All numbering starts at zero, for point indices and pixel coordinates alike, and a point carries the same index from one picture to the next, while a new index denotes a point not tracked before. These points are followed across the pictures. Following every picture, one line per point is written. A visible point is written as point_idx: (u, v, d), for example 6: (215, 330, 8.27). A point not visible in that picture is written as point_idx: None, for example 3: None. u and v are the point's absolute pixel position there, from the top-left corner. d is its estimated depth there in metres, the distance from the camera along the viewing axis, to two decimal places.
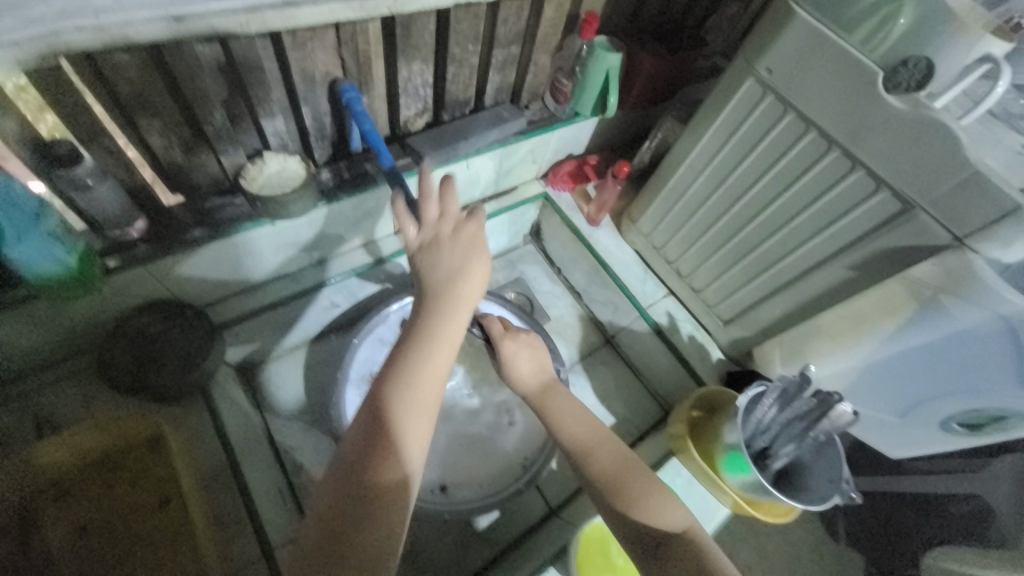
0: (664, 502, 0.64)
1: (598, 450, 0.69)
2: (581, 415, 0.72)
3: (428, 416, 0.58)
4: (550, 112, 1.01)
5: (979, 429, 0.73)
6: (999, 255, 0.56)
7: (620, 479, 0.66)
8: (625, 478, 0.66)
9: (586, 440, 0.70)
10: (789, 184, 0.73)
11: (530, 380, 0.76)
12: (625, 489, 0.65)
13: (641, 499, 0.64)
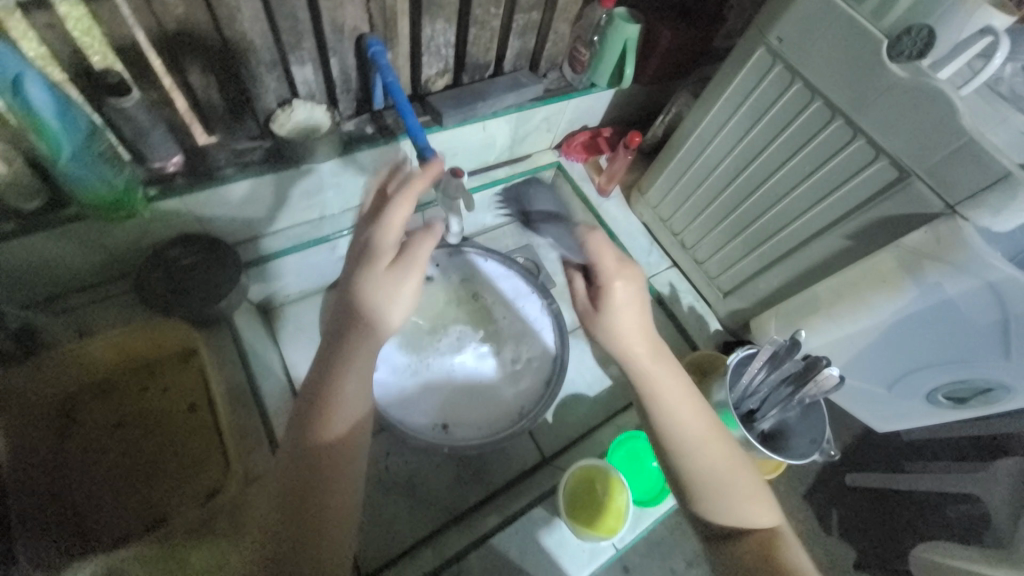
0: (751, 504, 0.63)
1: (708, 442, 0.64)
2: (688, 401, 0.67)
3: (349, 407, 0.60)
4: (567, 82, 1.04)
5: (964, 402, 0.77)
6: (989, 223, 0.58)
7: (718, 473, 0.63)
8: (725, 474, 0.64)
9: (689, 433, 0.65)
10: (793, 154, 0.75)
11: (639, 348, 0.67)
12: (719, 485, 0.63)
13: (727, 496, 0.62)
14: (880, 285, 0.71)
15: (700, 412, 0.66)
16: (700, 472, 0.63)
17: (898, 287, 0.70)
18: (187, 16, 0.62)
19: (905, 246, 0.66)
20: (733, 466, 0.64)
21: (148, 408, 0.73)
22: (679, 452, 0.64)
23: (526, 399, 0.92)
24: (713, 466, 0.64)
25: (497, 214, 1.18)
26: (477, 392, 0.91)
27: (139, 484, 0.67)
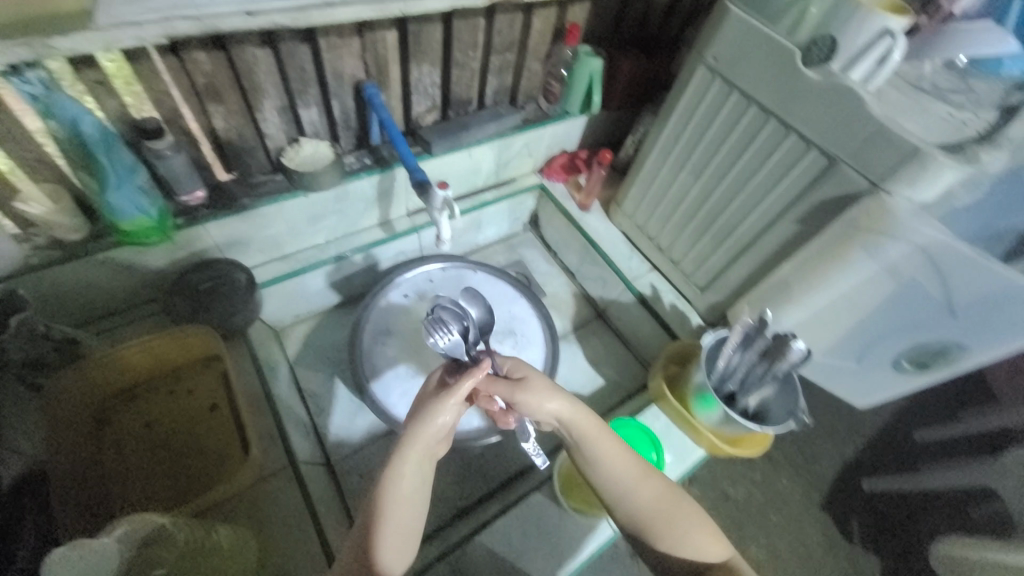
0: (701, 538, 0.64)
1: (640, 486, 0.66)
2: (619, 452, 0.67)
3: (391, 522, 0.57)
4: (543, 112, 1.18)
5: (925, 365, 0.85)
6: (910, 194, 0.67)
7: (658, 520, 0.65)
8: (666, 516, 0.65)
9: (629, 488, 0.66)
10: (741, 153, 0.85)
11: (559, 415, 0.67)
12: (662, 529, 0.64)
13: (680, 538, 0.64)
14: (831, 259, 0.79)
15: (636, 464, 0.67)
16: (639, 516, 0.65)
17: (848, 260, 0.77)
18: (214, 71, 0.75)
19: (850, 221, 0.74)
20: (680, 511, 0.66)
21: (175, 410, 0.81)
22: (622, 501, 0.66)
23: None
24: (657, 516, 0.65)
25: (488, 233, 1.29)
26: None
27: (169, 479, 0.74)
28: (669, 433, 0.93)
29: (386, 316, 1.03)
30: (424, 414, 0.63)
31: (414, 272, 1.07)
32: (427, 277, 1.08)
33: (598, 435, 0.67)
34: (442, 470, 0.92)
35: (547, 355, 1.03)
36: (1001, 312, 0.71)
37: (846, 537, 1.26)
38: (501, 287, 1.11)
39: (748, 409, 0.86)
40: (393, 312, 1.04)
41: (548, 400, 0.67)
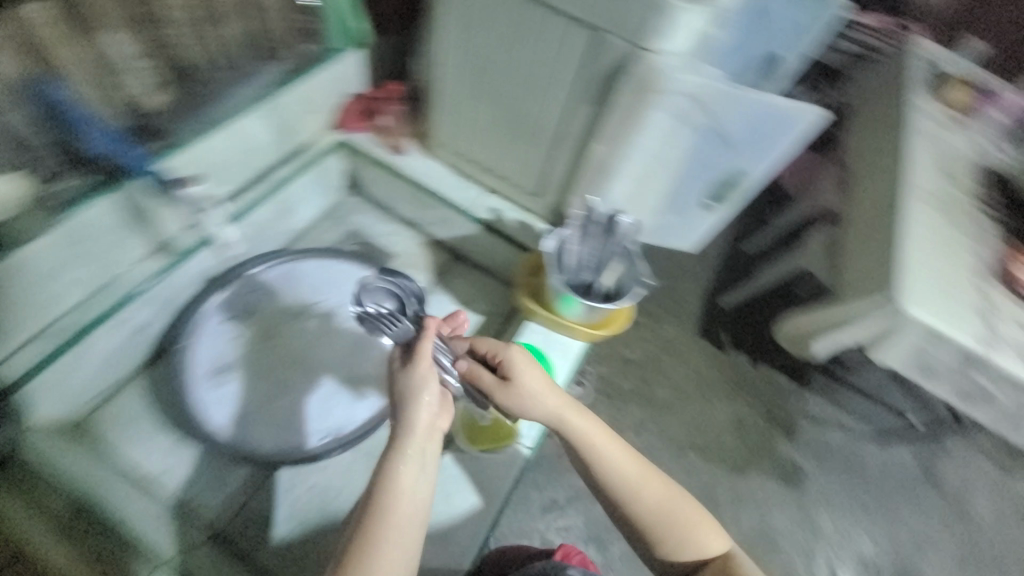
0: (701, 530, 0.74)
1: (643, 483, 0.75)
2: (620, 447, 0.77)
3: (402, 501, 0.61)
4: (307, 56, 1.01)
5: (722, 195, 0.95)
6: (671, 47, 0.69)
7: (660, 514, 0.74)
8: (669, 516, 0.74)
9: (631, 481, 0.75)
10: (520, 47, 0.81)
11: (555, 406, 0.76)
12: (664, 523, 0.73)
13: (683, 530, 0.73)
14: (629, 128, 0.81)
15: (639, 460, 0.77)
16: (642, 510, 0.74)
17: (642, 124, 0.80)
18: None
19: (632, 90, 0.75)
20: (678, 501, 0.75)
21: None
22: (631, 498, 0.74)
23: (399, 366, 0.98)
24: (658, 508, 0.74)
25: (305, 212, 1.13)
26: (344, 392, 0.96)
27: None
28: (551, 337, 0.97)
29: (216, 348, 0.95)
30: (410, 390, 0.68)
31: (224, 297, 0.96)
32: (249, 289, 0.98)
33: (593, 423, 0.77)
34: None
35: None
36: (759, 129, 0.82)
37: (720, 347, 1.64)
38: (340, 270, 1.04)
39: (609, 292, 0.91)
40: (220, 341, 0.96)
41: (538, 386, 0.76)
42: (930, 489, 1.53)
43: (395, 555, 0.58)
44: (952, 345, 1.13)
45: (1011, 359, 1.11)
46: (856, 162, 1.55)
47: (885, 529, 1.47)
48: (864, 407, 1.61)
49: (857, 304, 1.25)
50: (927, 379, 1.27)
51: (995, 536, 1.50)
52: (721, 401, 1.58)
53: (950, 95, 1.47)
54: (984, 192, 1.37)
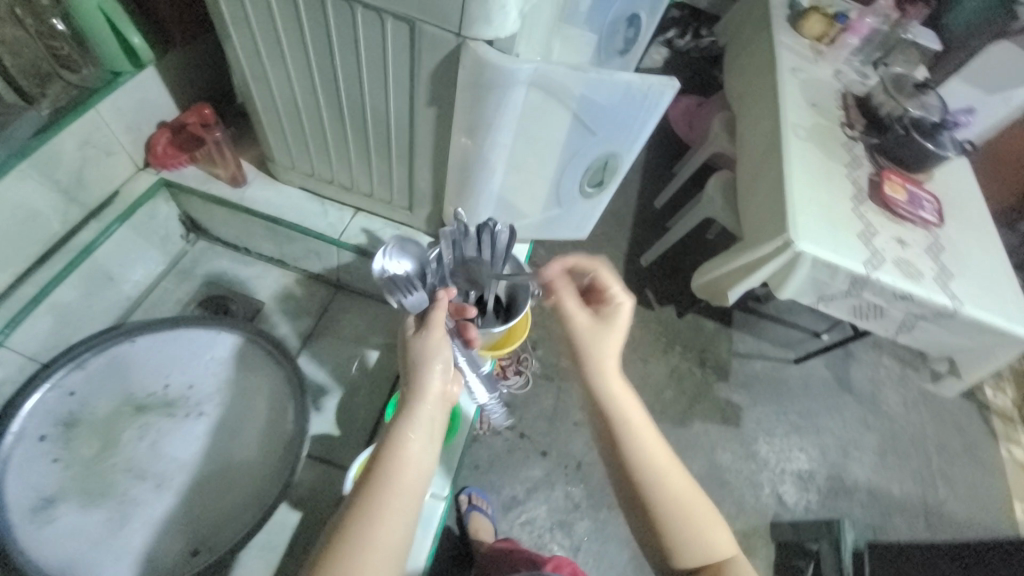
0: (714, 534, 0.56)
1: (669, 470, 0.58)
2: (646, 421, 0.61)
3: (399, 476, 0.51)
4: (77, 86, 0.81)
5: (602, 182, 0.85)
6: (494, 31, 0.58)
7: (673, 507, 0.56)
8: (686, 506, 0.56)
9: (649, 463, 0.58)
10: (332, 48, 0.67)
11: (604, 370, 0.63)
12: (676, 516, 0.56)
13: (695, 528, 0.56)
14: (471, 129, 0.69)
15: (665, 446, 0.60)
16: (652, 495, 0.57)
17: (486, 121, 0.67)
18: None
19: (466, 84, 0.63)
20: (698, 503, 0.57)
21: None
22: (640, 477, 0.57)
23: (291, 441, 0.77)
24: (676, 497, 0.57)
25: (137, 274, 0.93)
26: (233, 484, 0.74)
27: None
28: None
29: (29, 478, 0.68)
30: (422, 356, 0.60)
31: (42, 395, 0.72)
32: (64, 392, 0.73)
33: (630, 398, 0.62)
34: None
35: (284, 379, 0.81)
36: (621, 113, 0.70)
37: (648, 305, 1.73)
38: (190, 337, 0.81)
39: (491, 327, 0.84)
40: (25, 475, 0.68)
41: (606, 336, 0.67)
42: (847, 396, 1.63)
43: (391, 528, 0.48)
44: (842, 270, 1.15)
45: (895, 274, 1.14)
46: (743, 102, 1.61)
47: (818, 442, 1.52)
48: (778, 332, 1.73)
49: (758, 248, 1.24)
50: (827, 305, 1.29)
51: (910, 425, 1.61)
52: (655, 357, 1.60)
53: (808, 26, 1.57)
54: (849, 115, 1.41)
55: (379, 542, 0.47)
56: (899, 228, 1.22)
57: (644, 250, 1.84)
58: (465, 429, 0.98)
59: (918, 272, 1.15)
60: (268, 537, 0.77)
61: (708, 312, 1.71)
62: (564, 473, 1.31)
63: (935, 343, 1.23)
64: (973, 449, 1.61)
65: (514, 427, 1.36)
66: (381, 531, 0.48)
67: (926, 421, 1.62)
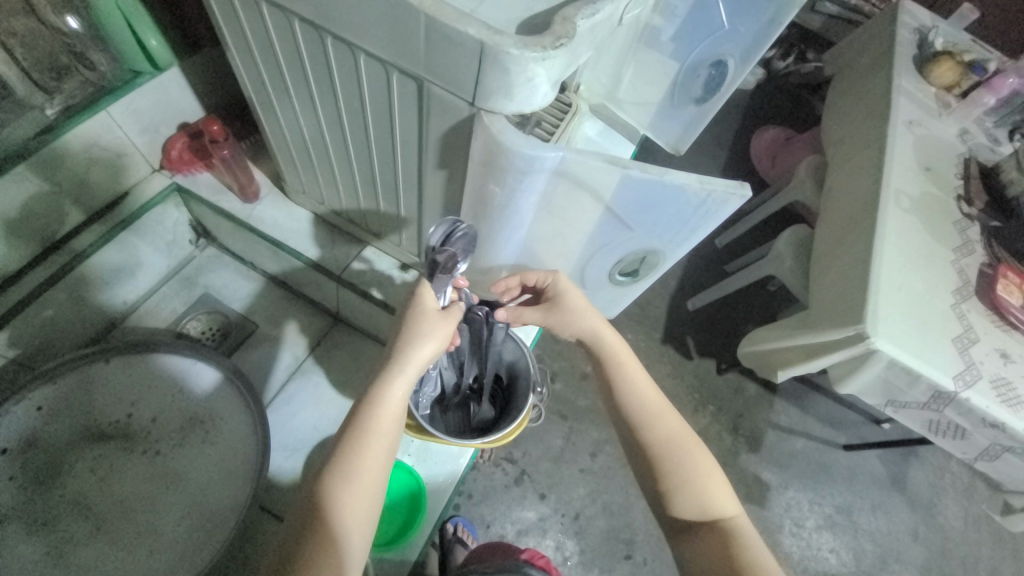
0: (712, 487, 0.56)
1: (664, 414, 0.60)
2: (644, 372, 0.63)
3: (362, 456, 0.49)
4: (95, 83, 0.78)
5: (637, 273, 0.73)
6: (516, 106, 0.47)
7: (674, 453, 0.57)
8: (679, 443, 0.58)
9: (646, 399, 0.61)
10: (335, 91, 0.58)
11: (592, 325, 0.66)
12: (677, 462, 0.57)
13: (700, 484, 0.56)
14: (485, 203, 0.60)
15: (662, 397, 0.62)
16: (642, 421, 0.60)
17: (501, 198, 0.58)
18: None
19: (477, 157, 0.53)
20: (700, 451, 0.58)
21: None
22: (647, 429, 0.59)
23: (228, 508, 0.73)
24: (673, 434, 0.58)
25: (137, 280, 0.92)
26: (171, 535, 0.72)
27: None
28: (428, 453, 0.94)
29: None
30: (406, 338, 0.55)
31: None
32: (30, 405, 0.71)
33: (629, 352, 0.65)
34: None
35: (249, 428, 0.77)
36: (665, 214, 0.57)
37: (687, 356, 1.47)
38: (166, 363, 0.78)
39: (486, 416, 0.79)
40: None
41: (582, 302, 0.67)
42: (897, 497, 1.37)
43: (364, 501, 0.48)
44: (922, 380, 0.91)
45: (990, 397, 0.89)
46: (838, 151, 1.35)
47: (851, 545, 1.30)
48: (832, 410, 1.46)
49: (821, 334, 1.00)
50: (895, 410, 1.05)
51: (966, 547, 1.33)
52: (683, 413, 1.39)
53: (938, 73, 1.28)
54: (969, 187, 1.14)
55: (354, 516, 0.47)
56: (1005, 339, 0.96)
57: (691, 292, 1.57)
58: (427, 525, 0.90)
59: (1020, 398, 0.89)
60: None
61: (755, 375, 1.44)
62: (558, 522, 1.16)
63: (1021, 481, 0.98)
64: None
65: (516, 462, 1.20)
66: (359, 505, 0.48)
67: (985, 544, 1.35)
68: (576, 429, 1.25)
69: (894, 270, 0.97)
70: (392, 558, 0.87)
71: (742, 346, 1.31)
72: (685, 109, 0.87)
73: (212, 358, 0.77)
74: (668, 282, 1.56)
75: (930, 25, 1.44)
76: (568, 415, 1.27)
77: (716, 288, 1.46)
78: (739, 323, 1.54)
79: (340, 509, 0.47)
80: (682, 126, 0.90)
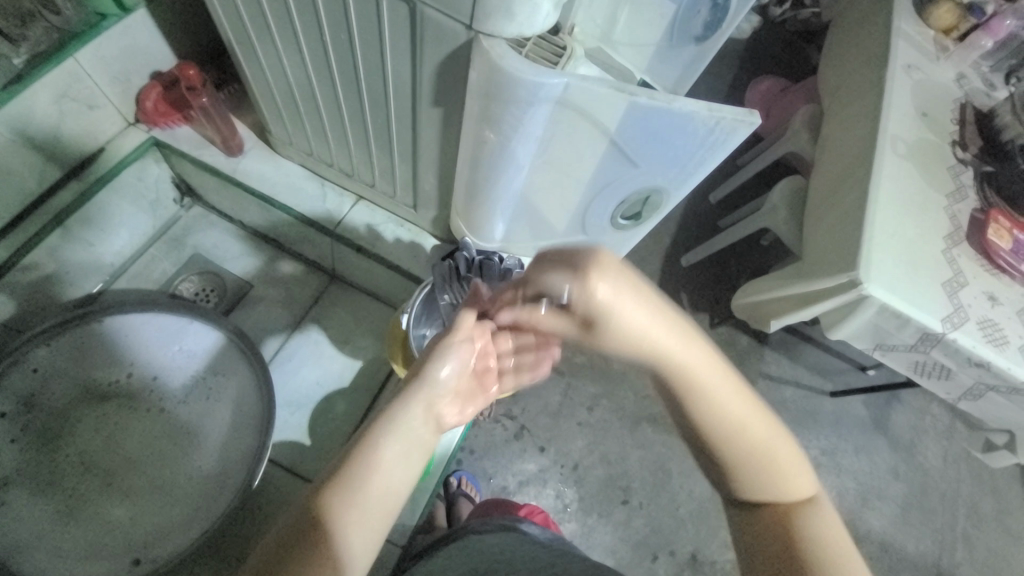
0: (794, 484, 0.43)
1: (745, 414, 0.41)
2: (724, 374, 0.41)
3: (378, 471, 0.41)
4: (60, 29, 0.71)
5: (640, 216, 0.72)
6: (517, 29, 0.44)
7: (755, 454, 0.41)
8: (760, 443, 0.42)
9: (727, 412, 0.41)
10: (320, 25, 0.55)
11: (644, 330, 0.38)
12: (754, 460, 0.42)
13: (776, 478, 0.42)
14: (484, 144, 0.58)
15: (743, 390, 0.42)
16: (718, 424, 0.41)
17: (501, 138, 0.56)
18: None
19: (476, 90, 0.51)
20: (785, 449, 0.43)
21: None
22: (728, 443, 0.42)
23: (236, 462, 0.74)
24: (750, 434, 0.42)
25: (122, 241, 0.89)
26: (183, 491, 0.73)
27: None
28: None
29: None
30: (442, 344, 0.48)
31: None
32: (26, 368, 0.70)
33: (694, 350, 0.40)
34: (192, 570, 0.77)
35: (252, 385, 0.77)
36: (671, 148, 0.56)
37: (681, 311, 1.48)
38: (158, 323, 0.77)
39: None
40: None
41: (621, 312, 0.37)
42: (880, 439, 1.43)
43: (365, 529, 0.39)
44: (911, 323, 0.92)
45: (976, 338, 0.91)
46: (835, 99, 1.32)
47: (836, 484, 1.36)
48: (821, 360, 1.49)
49: (816, 280, 1.01)
50: (884, 354, 1.07)
51: (942, 483, 1.41)
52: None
53: (937, 15, 1.23)
54: (964, 133, 1.13)
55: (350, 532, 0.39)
56: (993, 282, 0.97)
57: (686, 247, 1.57)
58: (434, 475, 0.92)
59: (1005, 339, 0.92)
60: (218, 536, 0.79)
61: (747, 327, 1.46)
62: (558, 472, 1.19)
63: (1000, 418, 1.02)
64: (1003, 516, 1.42)
65: (515, 418, 1.22)
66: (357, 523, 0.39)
67: (961, 481, 1.43)
68: (571, 383, 1.27)
69: (890, 214, 0.98)
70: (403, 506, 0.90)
71: (735, 301, 1.32)
72: (684, 49, 0.77)
73: (207, 317, 0.77)
74: (662, 238, 1.56)
75: None
76: (565, 370, 1.29)
77: (711, 242, 1.46)
78: (733, 277, 1.55)
79: (342, 542, 0.38)
80: (680, 69, 0.81)
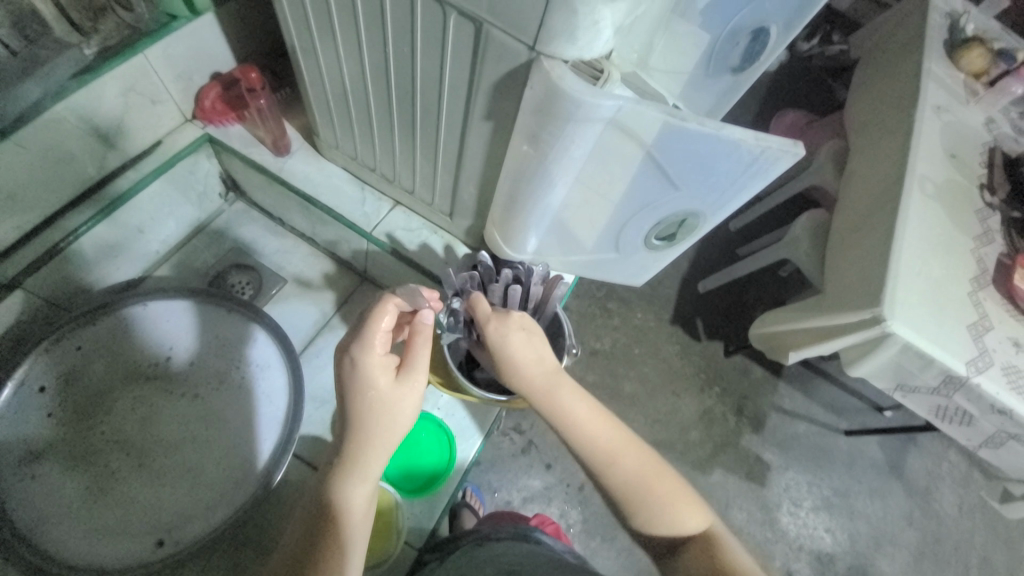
0: (686, 513, 0.58)
1: (627, 453, 0.61)
2: (601, 419, 0.63)
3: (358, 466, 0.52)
4: (131, 25, 0.77)
5: (675, 237, 0.73)
6: (578, 52, 0.48)
7: (639, 493, 0.59)
8: (646, 477, 0.60)
9: (605, 449, 0.61)
10: (385, 38, 0.58)
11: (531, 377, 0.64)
12: (643, 499, 0.58)
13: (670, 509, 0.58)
14: (528, 159, 0.60)
15: (620, 430, 0.63)
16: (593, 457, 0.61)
17: (545, 156, 0.58)
18: None
19: (530, 106, 0.53)
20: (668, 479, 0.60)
21: None
22: (606, 470, 0.60)
23: (261, 450, 0.76)
24: (638, 472, 0.60)
25: (168, 230, 0.92)
26: (208, 476, 0.74)
27: None
28: (454, 410, 0.97)
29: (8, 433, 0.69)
30: (368, 355, 0.54)
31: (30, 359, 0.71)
32: (71, 345, 0.74)
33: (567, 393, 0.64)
34: (207, 560, 0.78)
35: (286, 374, 0.80)
36: (714, 173, 0.57)
37: (696, 338, 1.48)
38: (194, 312, 0.81)
39: None
40: (11, 429, 0.69)
41: (510, 334, 0.65)
42: (894, 483, 1.40)
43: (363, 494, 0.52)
44: (934, 364, 0.91)
45: (1001, 384, 0.90)
46: (861, 136, 1.34)
47: (848, 527, 1.33)
48: (835, 397, 1.47)
49: (839, 314, 1.00)
50: (904, 395, 1.06)
51: (958, 533, 1.37)
52: (689, 392, 1.41)
53: (967, 60, 1.25)
54: (993, 177, 1.13)
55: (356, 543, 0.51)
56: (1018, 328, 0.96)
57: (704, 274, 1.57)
58: (453, 481, 0.92)
59: None
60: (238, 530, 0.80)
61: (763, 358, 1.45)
62: (563, 491, 1.19)
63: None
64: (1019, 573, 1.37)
65: (523, 432, 1.22)
66: (358, 548, 0.51)
67: (977, 532, 1.38)
68: None
69: (917, 252, 0.98)
70: (420, 508, 0.90)
71: (753, 331, 1.32)
72: (721, 79, 0.77)
73: (242, 306, 0.81)
74: (681, 262, 1.56)
75: (962, 10, 1.39)
76: None
77: (725, 273, 1.47)
78: (749, 306, 1.54)
79: (351, 512, 0.51)
80: (715, 97, 0.80)
